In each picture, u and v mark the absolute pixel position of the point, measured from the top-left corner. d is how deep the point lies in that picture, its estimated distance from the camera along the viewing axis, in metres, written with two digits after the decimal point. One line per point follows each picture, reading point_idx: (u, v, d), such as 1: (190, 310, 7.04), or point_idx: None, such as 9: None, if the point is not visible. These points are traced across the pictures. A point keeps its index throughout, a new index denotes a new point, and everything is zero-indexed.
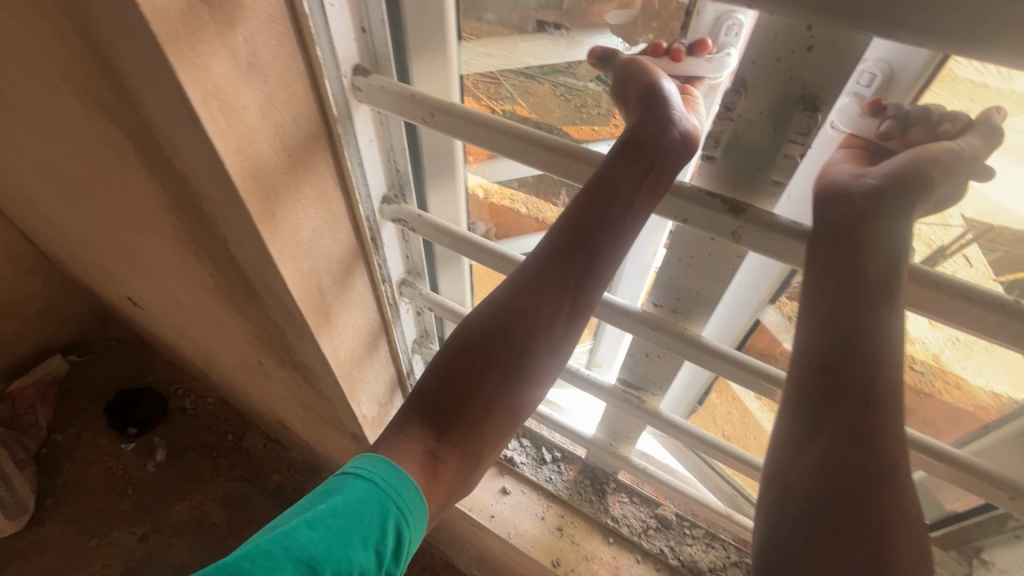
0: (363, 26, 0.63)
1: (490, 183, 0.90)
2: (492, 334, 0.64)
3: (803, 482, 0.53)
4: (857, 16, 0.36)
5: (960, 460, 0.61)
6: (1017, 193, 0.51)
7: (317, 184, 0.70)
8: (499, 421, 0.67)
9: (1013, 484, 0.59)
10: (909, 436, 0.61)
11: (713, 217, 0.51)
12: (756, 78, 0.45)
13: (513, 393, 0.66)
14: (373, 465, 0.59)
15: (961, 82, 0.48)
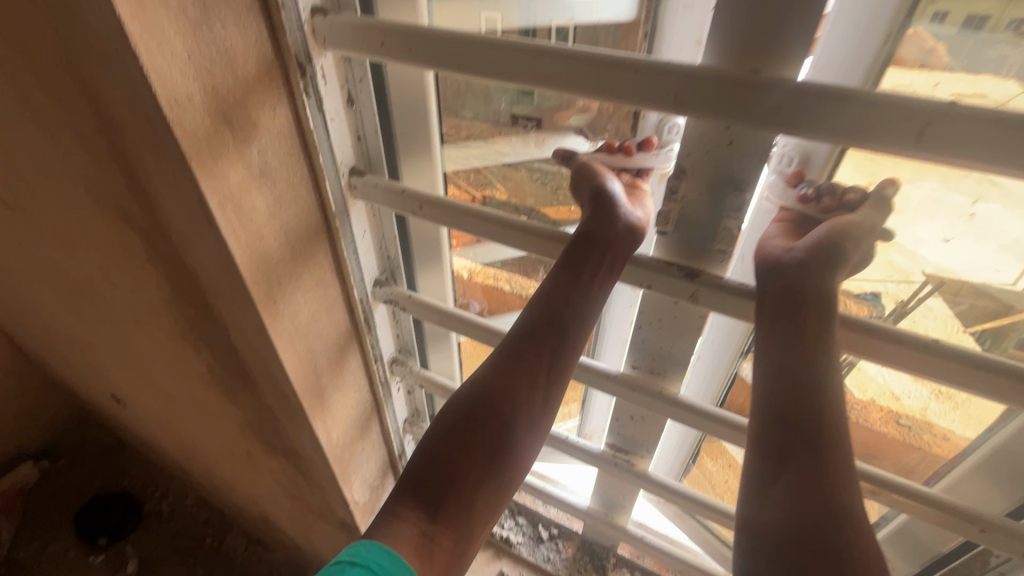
0: (358, 135, 0.73)
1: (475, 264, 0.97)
2: (476, 410, 0.63)
3: (771, 522, 0.56)
4: (761, 119, 0.45)
5: (935, 500, 0.63)
6: (930, 248, 0.59)
7: (315, 272, 0.76)
8: (486, 506, 0.62)
9: (985, 517, 0.62)
10: (883, 479, 0.64)
11: (672, 283, 0.57)
12: (693, 167, 0.54)
13: (500, 470, 0.63)
14: (367, 551, 0.53)
15: (862, 162, 0.58)
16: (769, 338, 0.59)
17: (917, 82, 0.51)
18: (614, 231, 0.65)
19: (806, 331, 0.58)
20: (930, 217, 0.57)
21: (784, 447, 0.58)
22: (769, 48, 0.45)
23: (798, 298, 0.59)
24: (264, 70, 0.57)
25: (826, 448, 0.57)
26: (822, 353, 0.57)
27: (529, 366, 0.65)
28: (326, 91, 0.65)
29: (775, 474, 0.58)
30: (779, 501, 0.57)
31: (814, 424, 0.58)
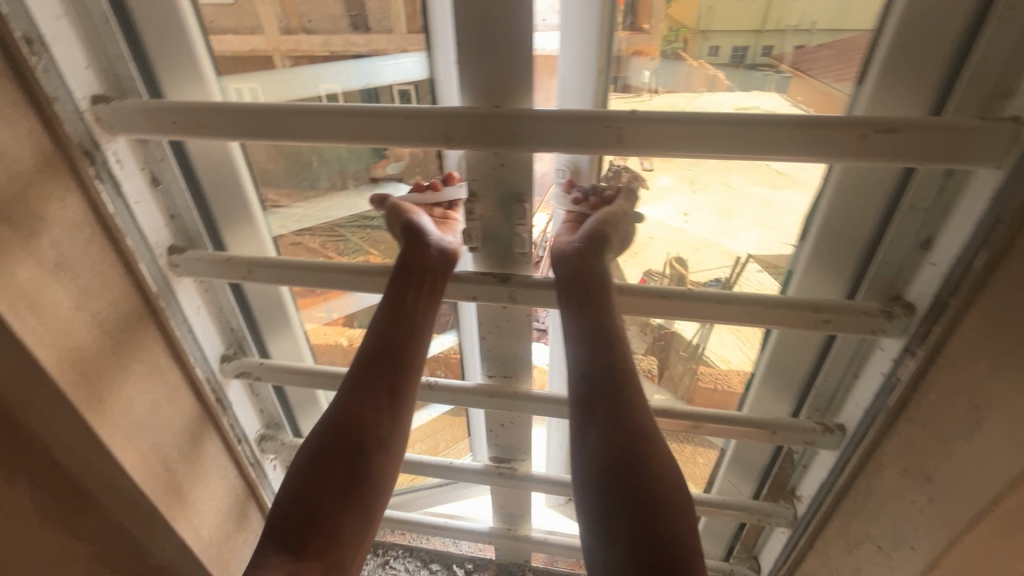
0: (172, 214, 0.74)
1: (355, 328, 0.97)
2: (326, 451, 0.61)
3: (602, 455, 0.57)
4: (515, 143, 0.55)
5: (761, 420, 0.73)
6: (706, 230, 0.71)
7: (146, 359, 0.73)
8: (354, 548, 0.59)
9: (804, 428, 0.71)
10: (715, 415, 0.74)
11: (492, 288, 0.66)
12: (482, 189, 0.64)
13: (363, 506, 0.60)
14: None
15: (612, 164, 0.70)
16: (573, 318, 0.62)
17: (680, 98, 0.62)
18: (425, 258, 0.67)
19: (587, 302, 0.62)
20: (747, 206, 0.67)
21: (592, 399, 0.60)
22: (507, 92, 0.57)
23: (597, 280, 0.63)
24: (43, 163, 0.57)
25: (627, 391, 0.60)
26: (611, 316, 0.62)
27: (372, 394, 0.64)
28: (125, 174, 0.66)
29: (586, 425, 0.59)
30: (594, 450, 0.58)
31: (614, 370, 0.60)
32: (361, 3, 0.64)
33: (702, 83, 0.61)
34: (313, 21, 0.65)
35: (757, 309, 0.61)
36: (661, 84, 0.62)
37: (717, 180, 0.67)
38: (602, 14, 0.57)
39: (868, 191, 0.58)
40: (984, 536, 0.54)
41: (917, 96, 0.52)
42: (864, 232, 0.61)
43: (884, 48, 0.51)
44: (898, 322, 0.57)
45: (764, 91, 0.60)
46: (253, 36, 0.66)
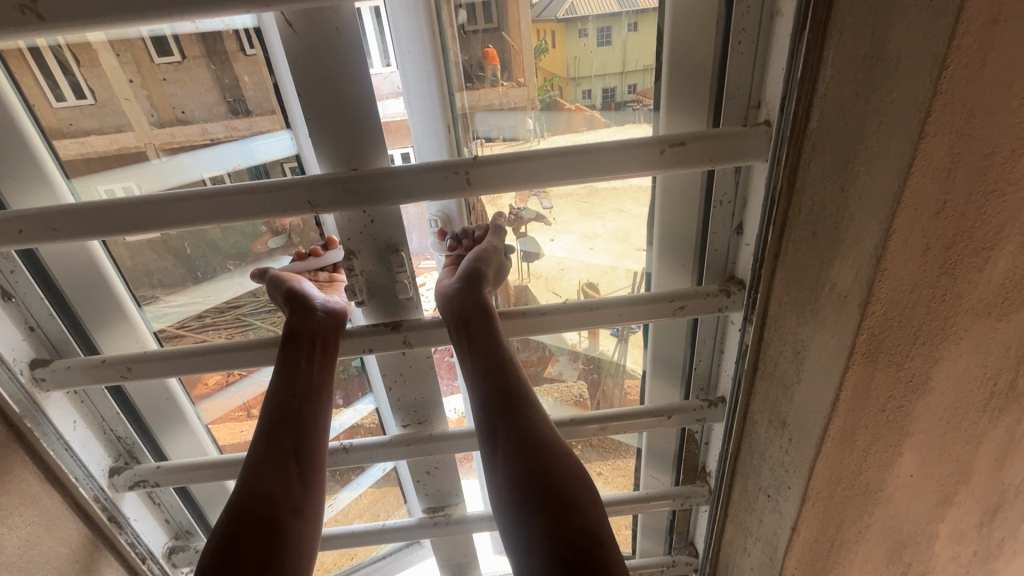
0: (30, 325, 0.70)
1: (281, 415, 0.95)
2: (234, 534, 0.57)
3: (519, 467, 0.60)
4: (375, 199, 0.60)
5: (656, 409, 0.80)
6: (603, 255, 0.80)
7: (16, 487, 0.66)
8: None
9: (697, 409, 0.80)
10: (614, 413, 0.81)
11: (384, 337, 0.68)
12: (357, 247, 0.67)
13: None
14: None
15: (503, 205, 0.78)
16: (465, 350, 0.66)
17: (565, 138, 0.73)
18: (313, 322, 0.68)
19: (474, 334, 0.66)
20: (636, 225, 0.77)
21: (493, 422, 0.64)
22: (364, 155, 0.63)
23: (480, 312, 0.67)
24: None
25: (525, 407, 0.64)
26: (501, 340, 0.67)
27: (282, 465, 0.63)
28: None
29: (494, 448, 0.63)
30: (504, 469, 0.61)
31: (509, 390, 0.65)
32: (239, 87, 0.67)
33: (583, 123, 0.71)
34: (188, 110, 0.67)
35: (627, 308, 0.69)
36: (545, 129, 0.72)
37: (611, 208, 0.76)
38: (439, 86, 0.67)
39: (686, 195, 0.70)
40: (832, 465, 0.60)
41: (698, 113, 0.65)
42: (695, 228, 0.72)
43: (665, 77, 0.63)
44: (736, 297, 0.68)
45: (637, 124, 0.70)
46: (119, 133, 0.67)
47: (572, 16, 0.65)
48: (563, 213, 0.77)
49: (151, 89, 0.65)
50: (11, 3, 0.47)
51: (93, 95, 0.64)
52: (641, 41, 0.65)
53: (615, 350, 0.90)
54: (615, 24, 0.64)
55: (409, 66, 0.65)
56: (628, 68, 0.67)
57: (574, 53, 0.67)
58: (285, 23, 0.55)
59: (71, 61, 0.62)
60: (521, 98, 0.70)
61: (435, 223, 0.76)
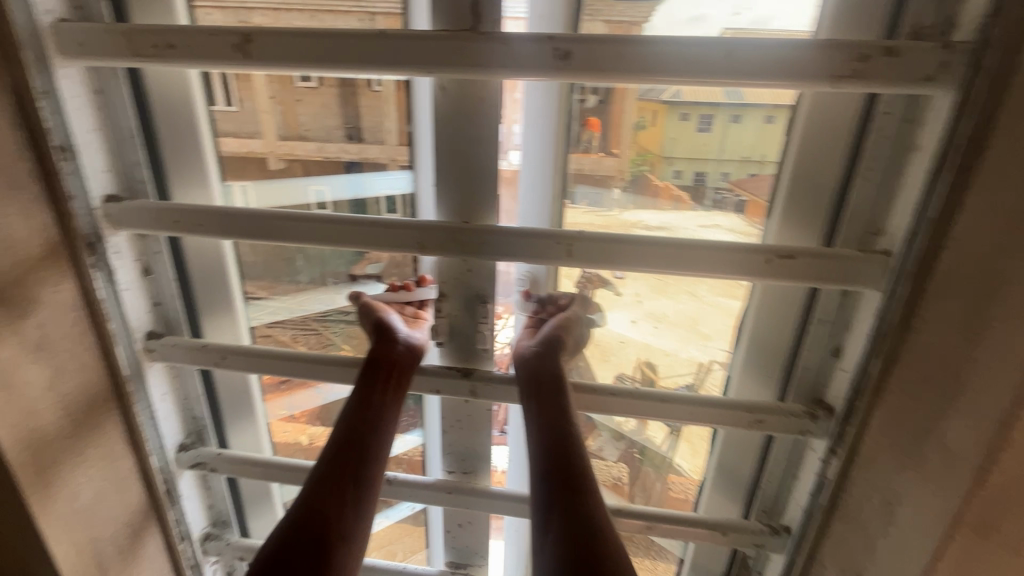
0: (156, 301, 0.78)
1: (316, 426, 0.99)
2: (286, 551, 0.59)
3: (565, 554, 0.58)
4: (479, 252, 0.64)
5: (708, 521, 0.75)
6: (664, 337, 0.79)
7: (104, 444, 0.73)
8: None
9: (753, 531, 0.74)
10: (664, 513, 0.76)
11: (454, 381, 0.70)
12: (449, 291, 0.71)
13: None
14: None
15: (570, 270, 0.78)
16: (533, 417, 0.66)
17: (652, 215, 0.74)
18: (393, 355, 0.70)
19: (545, 403, 0.66)
20: (711, 313, 0.75)
21: (549, 500, 0.62)
22: (477, 210, 0.68)
23: (553, 381, 0.67)
24: (49, 249, 0.63)
25: (585, 494, 0.62)
26: (570, 415, 0.66)
27: (341, 487, 0.65)
28: (119, 264, 0.70)
29: (544, 529, 0.61)
30: (549, 555, 0.59)
31: (571, 471, 0.63)
32: (358, 116, 0.75)
33: (668, 203, 0.72)
34: (311, 129, 0.76)
35: (698, 409, 0.67)
36: (628, 203, 0.74)
37: (684, 290, 0.74)
38: (556, 158, 0.71)
39: (785, 308, 0.68)
40: None
41: (813, 224, 0.64)
42: (785, 341, 0.70)
43: (786, 188, 0.64)
44: (821, 424, 0.64)
45: (724, 213, 0.71)
46: (251, 139, 0.76)
47: (675, 100, 0.66)
48: (640, 289, 0.76)
49: (286, 108, 0.74)
50: (228, 42, 0.56)
51: (238, 103, 0.74)
52: (741, 134, 0.66)
53: (664, 441, 0.86)
54: (716, 112, 0.66)
55: (535, 136, 0.70)
56: (723, 158, 0.68)
57: (672, 133, 0.68)
58: (439, 88, 0.62)
59: (231, 77, 0.73)
60: (612, 167, 0.71)
61: (521, 282, 0.77)
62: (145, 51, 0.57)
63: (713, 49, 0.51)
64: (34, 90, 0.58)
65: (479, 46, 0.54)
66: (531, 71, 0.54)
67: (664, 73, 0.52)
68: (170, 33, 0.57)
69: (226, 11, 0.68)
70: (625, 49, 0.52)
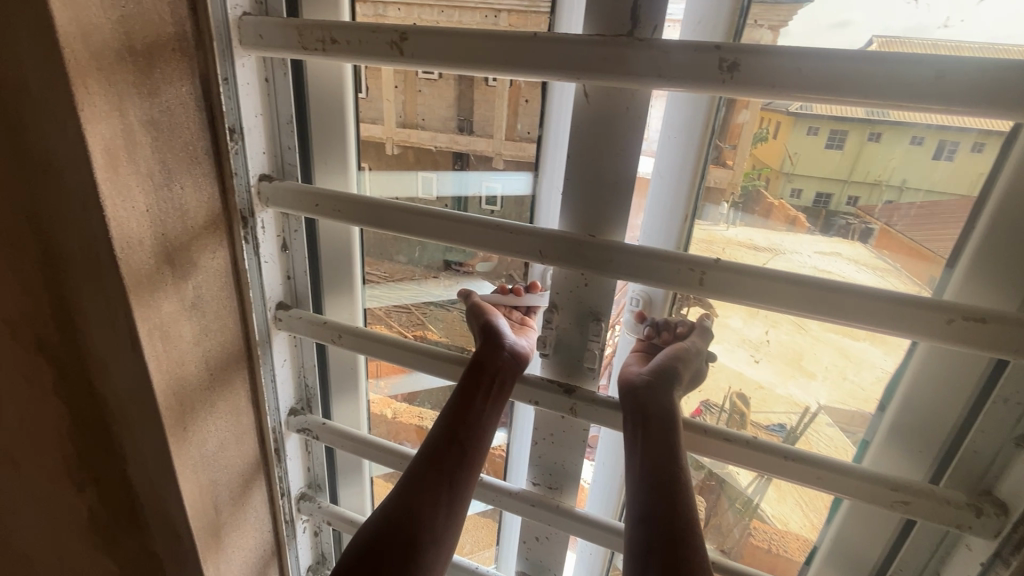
0: (288, 274, 0.84)
1: (398, 402, 1.03)
2: (382, 537, 0.64)
3: None
4: (603, 268, 0.61)
5: None
6: (764, 372, 0.72)
7: (231, 399, 0.80)
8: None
9: None
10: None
11: (556, 397, 0.67)
12: (562, 302, 0.69)
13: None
14: None
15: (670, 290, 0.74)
16: (638, 453, 0.64)
17: (761, 235, 0.69)
18: (498, 362, 0.71)
19: (652, 443, 0.64)
20: (821, 352, 0.68)
21: (648, 548, 0.60)
22: (598, 223, 0.65)
23: (664, 417, 0.64)
24: (210, 221, 0.69)
25: (683, 545, 0.60)
26: (677, 457, 0.63)
27: (436, 489, 0.68)
28: (264, 238, 0.77)
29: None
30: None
31: (672, 522, 0.61)
32: (471, 110, 0.76)
33: (783, 224, 0.67)
34: (427, 119, 0.79)
35: (831, 479, 0.59)
36: (738, 219, 0.69)
37: (788, 319, 0.68)
38: (693, 175, 0.66)
39: (955, 377, 0.59)
40: None
41: (1006, 286, 0.57)
42: (953, 420, 0.61)
43: (976, 244, 0.58)
44: (985, 520, 0.55)
45: (848, 241, 0.65)
46: (372, 125, 0.80)
47: (804, 112, 0.61)
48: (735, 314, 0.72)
49: (408, 96, 0.78)
50: (386, 38, 0.58)
51: (366, 91, 0.78)
52: (881, 153, 0.60)
53: (750, 483, 0.78)
54: (854, 128, 0.60)
55: (669, 150, 0.66)
56: (854, 178, 0.62)
57: (794, 149, 0.63)
58: (582, 94, 0.60)
59: (362, 69, 0.77)
60: (724, 180, 0.67)
61: (632, 302, 0.73)
62: (312, 45, 0.61)
63: (918, 67, 0.43)
64: (216, 77, 0.65)
65: (633, 52, 0.50)
66: (689, 81, 0.49)
67: (844, 90, 0.45)
68: (336, 29, 0.60)
69: (366, 6, 0.73)
70: (806, 62, 0.46)
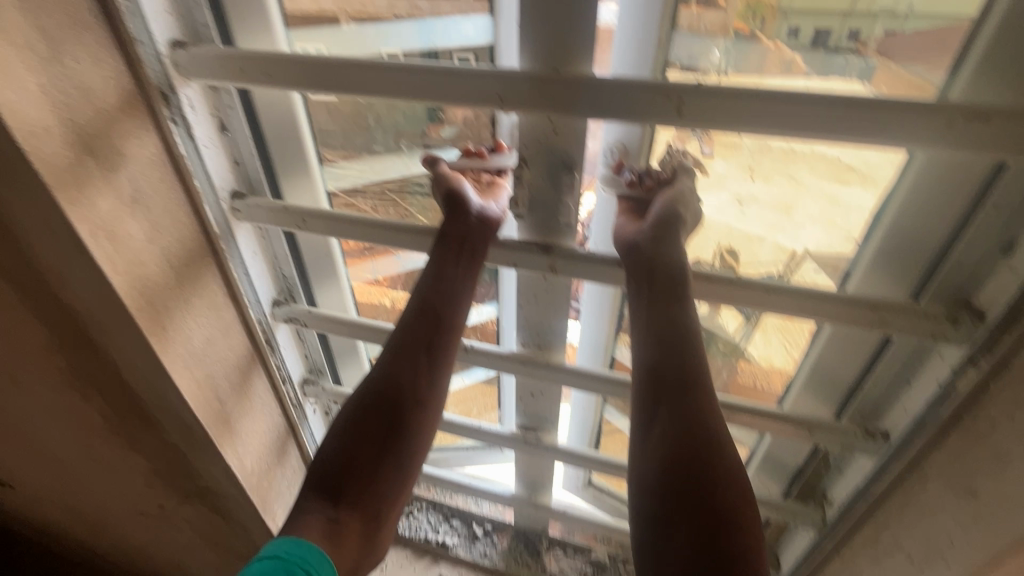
0: (235, 159, 0.77)
1: (396, 291, 1.01)
2: (367, 406, 0.70)
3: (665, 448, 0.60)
4: (573, 109, 0.54)
5: (789, 415, 0.72)
6: (757, 223, 0.69)
7: (206, 295, 0.78)
8: (388, 490, 0.69)
9: (842, 433, 0.71)
10: (737, 403, 0.73)
11: (532, 257, 0.67)
12: (531, 156, 0.64)
13: (397, 461, 0.70)
14: (289, 545, 0.59)
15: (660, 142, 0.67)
16: (648, 316, 0.64)
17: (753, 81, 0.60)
18: (462, 228, 0.68)
19: (660, 305, 0.64)
20: (808, 201, 0.64)
21: (654, 397, 0.63)
22: (565, 59, 0.57)
23: (672, 280, 0.64)
24: (125, 101, 0.61)
25: (692, 394, 0.62)
26: (687, 316, 0.63)
27: (414, 361, 0.70)
28: (195, 117, 0.69)
29: (650, 425, 0.62)
30: (656, 449, 0.61)
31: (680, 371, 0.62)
32: None
33: (777, 67, 0.59)
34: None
35: (812, 304, 0.59)
36: (730, 66, 0.60)
37: (782, 173, 0.64)
38: (663, 8, 0.57)
39: (946, 188, 0.57)
40: None
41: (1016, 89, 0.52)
42: (936, 240, 0.60)
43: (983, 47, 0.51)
44: (962, 328, 0.57)
45: (845, 79, 0.58)
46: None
47: None
48: (729, 165, 0.65)
49: None
50: None
51: None
52: None
53: (739, 331, 0.79)
54: None
55: None
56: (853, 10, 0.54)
57: None
58: None
59: None
60: (714, 24, 0.58)
61: (607, 154, 0.67)
62: None
63: None
64: None
65: None
66: None
67: None
68: None
69: None
70: None
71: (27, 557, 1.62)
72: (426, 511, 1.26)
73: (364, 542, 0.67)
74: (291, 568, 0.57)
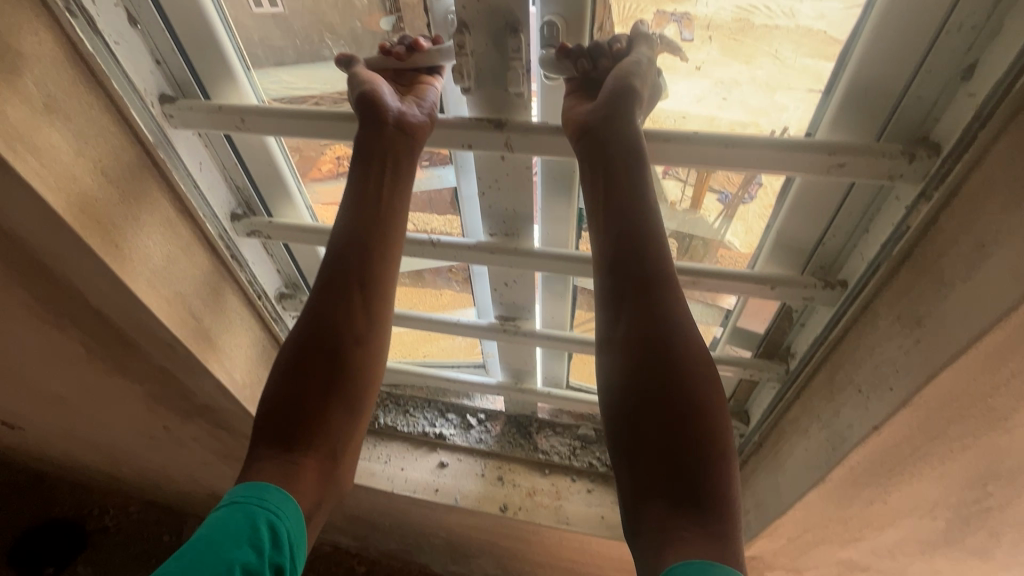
0: (157, 58, 0.71)
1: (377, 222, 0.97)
2: (316, 334, 0.69)
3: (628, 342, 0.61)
4: None
5: (752, 274, 0.73)
6: (739, 107, 0.66)
7: (155, 210, 0.75)
8: (339, 419, 0.68)
9: (801, 286, 0.73)
10: (703, 269, 0.74)
11: (486, 134, 0.65)
12: (471, 19, 0.60)
13: (346, 398, 0.69)
14: (246, 491, 0.59)
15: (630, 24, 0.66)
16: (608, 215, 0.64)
17: None
18: (384, 128, 0.68)
19: (619, 197, 0.63)
20: (793, 81, 0.62)
21: (618, 295, 0.62)
22: None
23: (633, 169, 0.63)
24: None
25: (654, 291, 0.61)
26: (648, 213, 0.63)
27: (349, 280, 0.70)
28: (96, 8, 0.62)
29: (615, 322, 0.62)
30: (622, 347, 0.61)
31: (641, 268, 0.62)
32: None
33: None
34: None
35: (767, 153, 0.59)
36: None
37: (764, 53, 0.60)
38: None
39: (912, 11, 0.53)
40: (984, 357, 0.56)
41: None
42: (898, 79, 0.58)
43: None
44: (918, 164, 0.58)
45: None
46: None
47: None
48: (711, 50, 0.62)
49: None
50: None
51: None
52: None
53: (718, 221, 0.79)
54: None
55: None
56: None
57: None
58: None
59: None
60: None
61: (545, 35, 0.62)
62: None
63: None
64: None
65: None
66: None
67: None
68: None
69: None
70: None
71: (62, 489, 1.73)
72: (423, 407, 1.34)
73: (322, 479, 0.65)
74: (255, 519, 0.56)
